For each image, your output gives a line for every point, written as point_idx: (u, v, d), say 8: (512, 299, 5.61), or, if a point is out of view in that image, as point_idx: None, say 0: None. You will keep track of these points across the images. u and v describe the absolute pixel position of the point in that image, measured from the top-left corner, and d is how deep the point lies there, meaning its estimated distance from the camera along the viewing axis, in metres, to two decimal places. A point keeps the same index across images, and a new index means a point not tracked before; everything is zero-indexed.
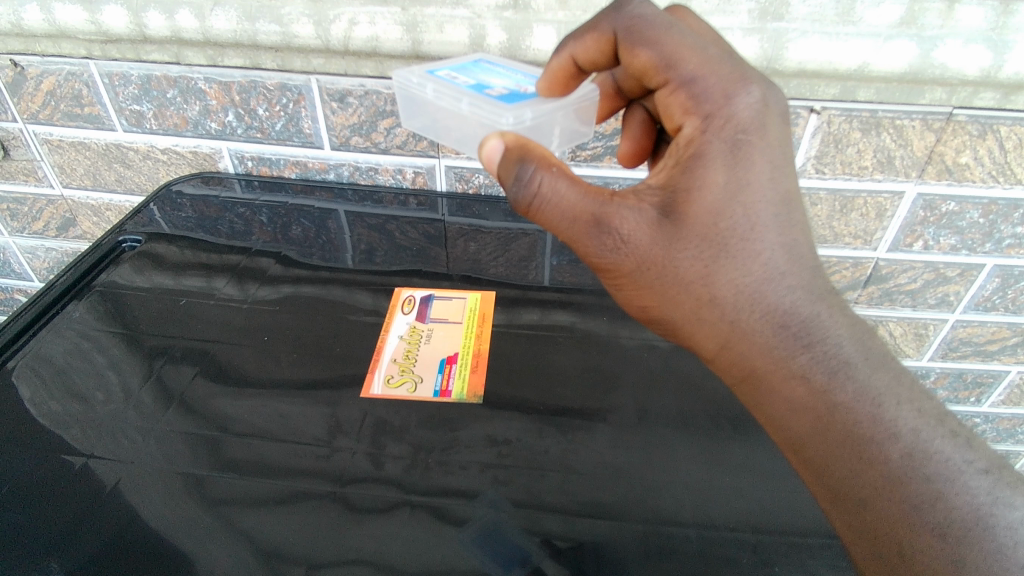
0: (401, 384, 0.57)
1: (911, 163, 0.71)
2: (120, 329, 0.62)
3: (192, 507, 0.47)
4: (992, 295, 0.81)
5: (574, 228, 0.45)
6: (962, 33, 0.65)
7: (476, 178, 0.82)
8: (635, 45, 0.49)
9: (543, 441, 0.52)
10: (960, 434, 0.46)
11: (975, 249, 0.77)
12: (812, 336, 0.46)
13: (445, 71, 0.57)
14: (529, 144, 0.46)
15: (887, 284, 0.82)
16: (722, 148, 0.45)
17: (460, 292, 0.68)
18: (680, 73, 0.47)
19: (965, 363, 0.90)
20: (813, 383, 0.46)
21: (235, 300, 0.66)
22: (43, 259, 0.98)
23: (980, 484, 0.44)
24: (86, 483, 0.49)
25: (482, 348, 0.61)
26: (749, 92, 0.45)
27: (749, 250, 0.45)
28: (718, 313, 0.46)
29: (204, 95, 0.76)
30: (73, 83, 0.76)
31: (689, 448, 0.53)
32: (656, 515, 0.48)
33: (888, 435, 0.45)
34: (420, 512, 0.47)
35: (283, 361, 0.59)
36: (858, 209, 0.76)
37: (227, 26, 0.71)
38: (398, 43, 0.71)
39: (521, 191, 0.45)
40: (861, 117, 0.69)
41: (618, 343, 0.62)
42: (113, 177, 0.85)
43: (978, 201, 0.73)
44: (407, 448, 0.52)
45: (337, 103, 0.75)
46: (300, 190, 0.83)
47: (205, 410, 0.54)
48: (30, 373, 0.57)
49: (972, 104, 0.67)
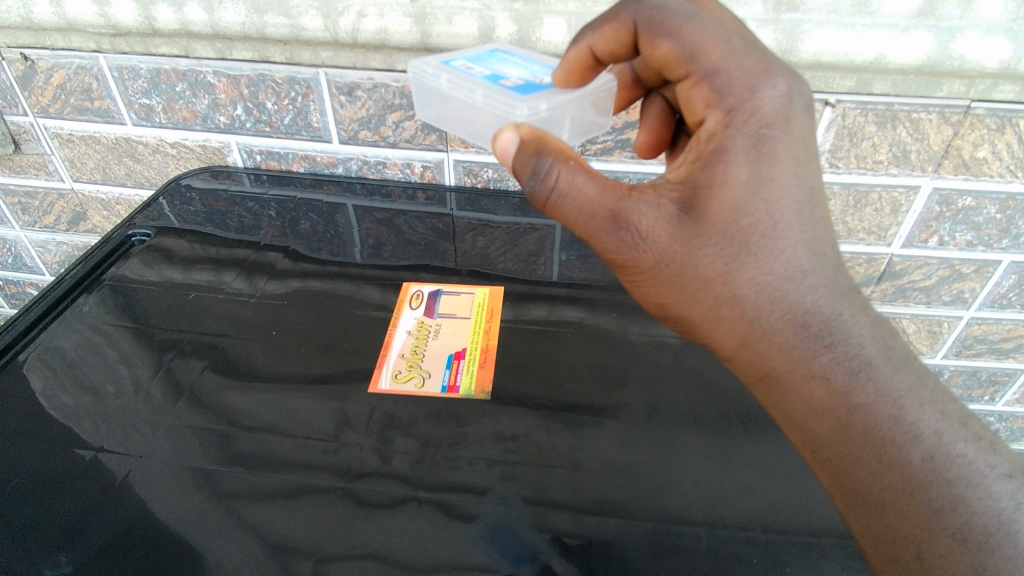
0: (408, 379, 0.57)
1: (927, 157, 0.70)
2: (131, 322, 0.62)
3: (202, 501, 0.47)
4: (1009, 292, 0.80)
5: (592, 224, 0.45)
6: (981, 24, 0.63)
7: (485, 172, 0.81)
8: (655, 36, 0.48)
9: (551, 437, 0.52)
10: (983, 437, 0.45)
11: (991, 245, 0.76)
12: (835, 336, 0.45)
13: (461, 62, 0.56)
14: (546, 136, 0.45)
15: (901, 280, 0.81)
16: (745, 144, 0.44)
17: (469, 288, 0.68)
18: (702, 65, 0.46)
19: (979, 361, 0.88)
20: (833, 383, 0.45)
21: (244, 294, 0.66)
22: (54, 253, 0.98)
23: (1003, 489, 0.43)
24: (97, 476, 0.49)
25: (490, 344, 0.61)
26: (774, 85, 0.44)
27: (771, 248, 0.44)
28: (738, 311, 0.45)
29: (213, 89, 0.76)
30: (82, 77, 0.76)
31: (699, 445, 0.52)
32: (666, 514, 0.47)
33: (910, 437, 0.44)
34: (427, 508, 0.47)
35: (292, 355, 0.59)
36: (872, 204, 0.74)
37: (236, 19, 0.70)
38: (406, 36, 0.70)
39: (537, 185, 0.44)
40: (876, 111, 0.68)
41: (628, 339, 0.61)
42: (122, 171, 0.85)
43: (996, 196, 0.72)
44: (414, 443, 0.51)
45: (345, 96, 0.75)
46: (308, 185, 0.83)
47: (214, 404, 0.54)
48: (43, 366, 0.58)
49: (991, 97, 0.66)
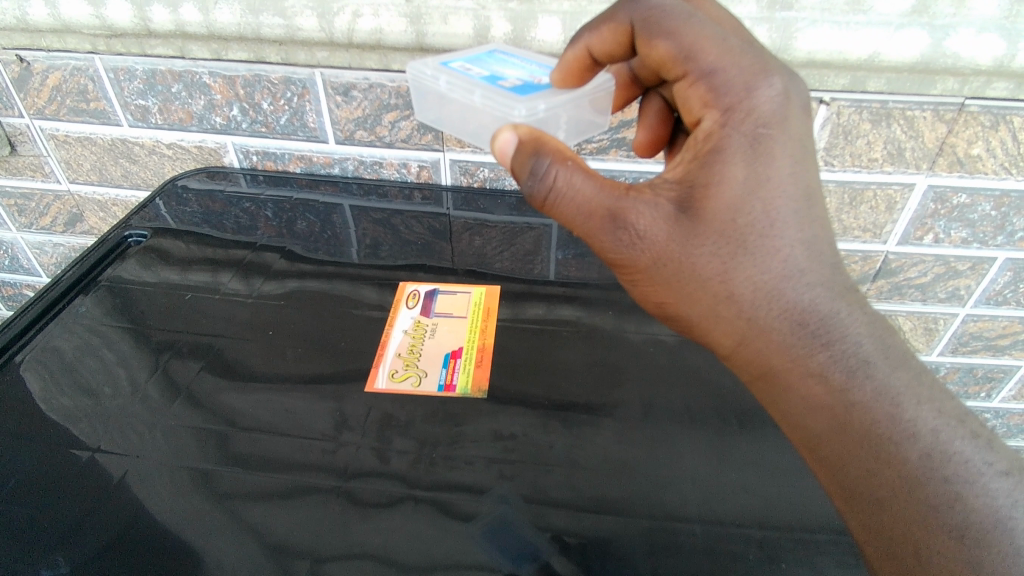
0: (405, 378, 0.57)
1: (922, 155, 0.70)
2: (128, 323, 0.62)
3: (199, 502, 0.47)
4: (1004, 289, 0.80)
5: (590, 223, 0.45)
6: (974, 22, 0.63)
7: (481, 172, 0.81)
8: (653, 37, 0.48)
9: (548, 435, 0.52)
10: (980, 434, 0.45)
11: (986, 242, 0.76)
12: (832, 335, 0.45)
13: (460, 64, 0.56)
14: (544, 136, 0.45)
15: (897, 278, 0.81)
16: (742, 143, 0.44)
17: (465, 287, 0.68)
18: (700, 65, 0.46)
19: (975, 358, 0.88)
20: (831, 381, 0.45)
21: (241, 294, 0.66)
22: (51, 255, 0.98)
23: (1000, 486, 0.43)
24: (93, 477, 0.49)
25: (487, 342, 0.61)
26: (771, 84, 0.44)
27: (768, 247, 0.44)
28: (736, 310, 0.45)
29: (209, 89, 0.76)
30: (78, 78, 0.76)
31: (696, 443, 0.52)
32: (663, 511, 0.47)
33: (908, 435, 0.44)
34: (424, 507, 0.47)
35: (289, 355, 0.59)
36: (867, 202, 0.75)
37: (231, 20, 0.71)
38: (402, 36, 0.70)
39: (536, 186, 0.44)
40: (871, 108, 0.68)
41: (625, 338, 0.61)
42: (119, 172, 0.85)
43: (990, 193, 0.72)
44: (412, 443, 0.52)
45: (341, 96, 0.75)
46: (305, 185, 0.83)
47: (211, 405, 0.54)
48: (39, 368, 0.58)
49: (985, 94, 0.66)
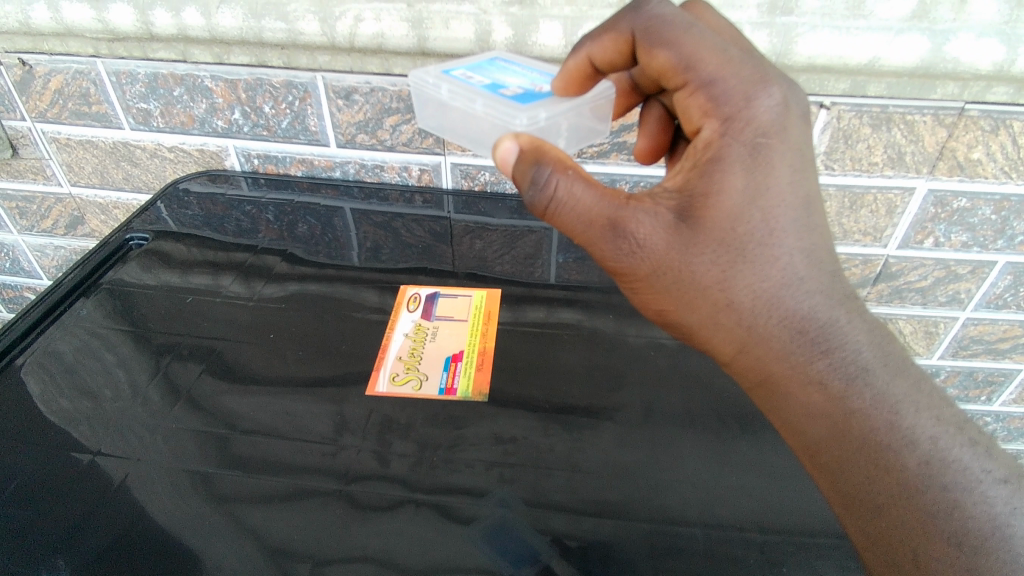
0: (406, 382, 0.57)
1: (922, 159, 0.70)
2: (129, 327, 0.62)
3: (199, 504, 0.47)
4: (1004, 293, 0.80)
5: (590, 232, 0.45)
6: (974, 27, 0.64)
7: (482, 175, 0.81)
8: (653, 47, 0.48)
9: (549, 439, 0.52)
10: (979, 442, 0.45)
11: (986, 246, 0.76)
12: (830, 343, 0.45)
13: (461, 71, 0.56)
14: (545, 145, 0.45)
15: (897, 281, 0.81)
16: (741, 152, 0.44)
17: (466, 290, 0.68)
18: (698, 74, 0.46)
19: (976, 361, 0.88)
20: (830, 389, 0.45)
21: (242, 298, 0.66)
22: (52, 258, 0.98)
23: (998, 494, 0.44)
24: (93, 480, 0.49)
25: (487, 345, 0.61)
26: (770, 94, 0.45)
27: (767, 255, 0.44)
28: (735, 318, 0.45)
29: (211, 93, 0.76)
30: (80, 82, 0.77)
31: (696, 447, 0.52)
32: (664, 515, 0.47)
33: (907, 443, 0.44)
34: (425, 510, 0.47)
35: (290, 359, 0.59)
36: (868, 206, 0.75)
37: (233, 24, 0.71)
38: (403, 40, 0.70)
39: (536, 195, 0.44)
40: (871, 113, 0.68)
41: (625, 341, 0.62)
42: (120, 175, 0.86)
43: (990, 197, 0.72)
44: (412, 446, 0.52)
45: (342, 100, 0.75)
46: (306, 188, 0.83)
47: (212, 407, 0.54)
48: (40, 370, 0.58)
49: (984, 99, 0.66)
